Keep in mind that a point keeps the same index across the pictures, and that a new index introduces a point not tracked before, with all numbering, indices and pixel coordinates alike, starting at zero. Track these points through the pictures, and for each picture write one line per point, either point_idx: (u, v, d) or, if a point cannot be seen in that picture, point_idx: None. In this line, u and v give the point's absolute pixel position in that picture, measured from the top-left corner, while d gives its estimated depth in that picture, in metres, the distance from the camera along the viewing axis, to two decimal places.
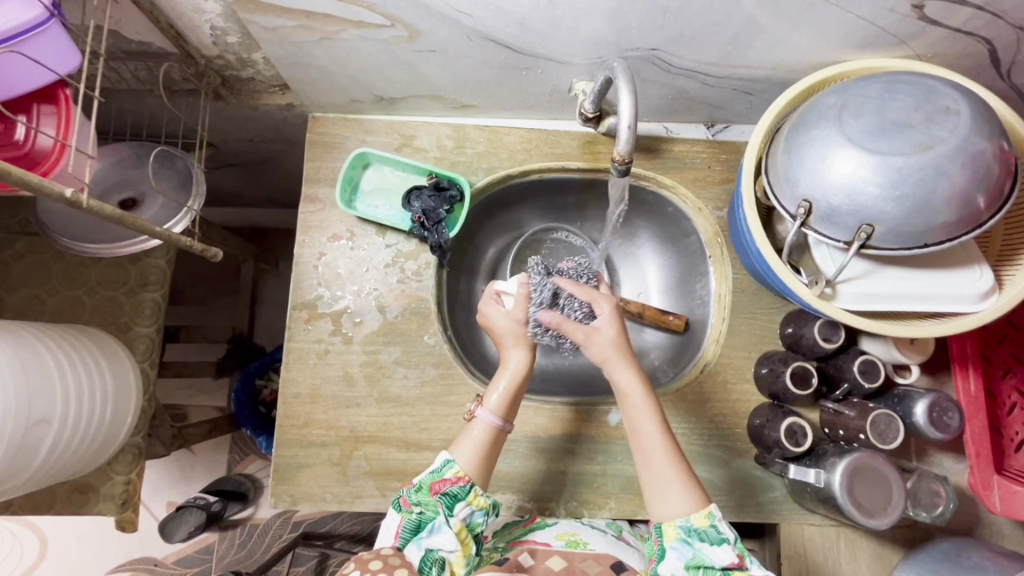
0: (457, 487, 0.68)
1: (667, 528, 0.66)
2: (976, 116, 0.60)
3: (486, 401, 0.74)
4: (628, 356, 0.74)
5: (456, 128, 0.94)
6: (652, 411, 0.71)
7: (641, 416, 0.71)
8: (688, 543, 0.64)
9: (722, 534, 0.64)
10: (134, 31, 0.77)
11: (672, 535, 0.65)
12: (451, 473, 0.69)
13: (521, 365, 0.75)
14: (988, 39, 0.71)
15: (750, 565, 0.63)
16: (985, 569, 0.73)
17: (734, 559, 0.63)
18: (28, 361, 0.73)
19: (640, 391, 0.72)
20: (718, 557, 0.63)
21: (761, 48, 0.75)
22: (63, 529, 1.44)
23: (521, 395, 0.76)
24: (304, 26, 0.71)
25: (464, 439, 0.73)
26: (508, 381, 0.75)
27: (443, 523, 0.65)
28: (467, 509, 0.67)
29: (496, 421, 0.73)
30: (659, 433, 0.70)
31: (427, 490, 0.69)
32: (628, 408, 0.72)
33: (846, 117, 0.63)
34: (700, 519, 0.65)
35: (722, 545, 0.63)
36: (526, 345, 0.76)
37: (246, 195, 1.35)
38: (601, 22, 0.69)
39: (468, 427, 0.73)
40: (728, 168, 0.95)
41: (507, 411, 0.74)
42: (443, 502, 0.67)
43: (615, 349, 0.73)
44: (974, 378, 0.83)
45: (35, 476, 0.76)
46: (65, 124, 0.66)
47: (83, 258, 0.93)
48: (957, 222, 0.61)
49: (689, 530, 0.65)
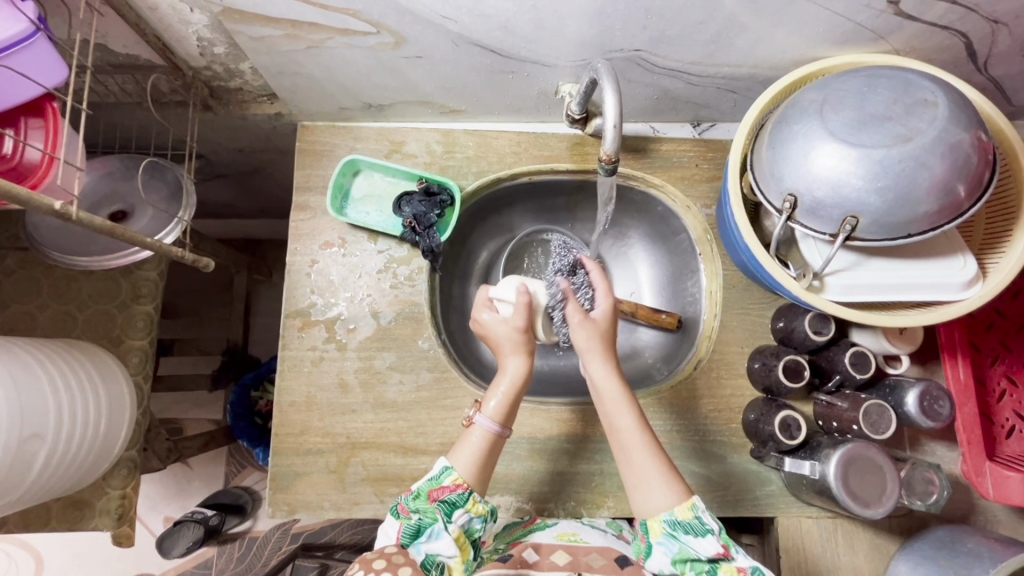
0: (457, 494, 0.68)
1: (653, 523, 0.66)
2: (953, 108, 0.61)
3: (485, 407, 0.74)
4: (608, 352, 0.76)
5: (445, 134, 0.95)
6: (630, 407, 0.72)
7: (618, 412, 0.71)
8: (673, 537, 0.65)
9: (707, 525, 0.64)
10: (121, 44, 0.78)
11: (657, 530, 0.66)
12: (450, 480, 0.69)
13: (520, 369, 0.75)
14: (964, 32, 0.72)
15: (736, 553, 0.64)
16: (980, 555, 0.74)
17: (719, 550, 0.63)
18: (20, 376, 0.73)
19: (616, 388, 0.73)
20: (703, 549, 0.64)
21: (742, 47, 0.76)
22: (58, 548, 1.43)
23: (518, 400, 0.76)
24: (291, 35, 0.71)
25: (462, 445, 0.73)
26: (507, 387, 0.74)
27: (441, 529, 0.65)
28: (465, 516, 0.67)
29: (495, 428, 0.72)
30: (638, 429, 0.71)
31: (425, 497, 0.68)
32: (605, 405, 0.73)
33: (827, 111, 0.64)
34: (683, 512, 0.65)
35: (706, 536, 0.64)
36: (525, 352, 0.76)
37: (237, 206, 1.36)
38: (584, 24, 0.70)
39: (466, 433, 0.73)
40: (715, 166, 0.96)
41: (506, 416, 0.74)
42: (442, 509, 0.67)
43: (599, 342, 0.75)
44: (963, 366, 0.84)
45: (29, 491, 0.75)
46: (53, 137, 0.66)
47: (74, 272, 0.93)
48: (939, 212, 0.62)
49: (675, 523, 0.65)
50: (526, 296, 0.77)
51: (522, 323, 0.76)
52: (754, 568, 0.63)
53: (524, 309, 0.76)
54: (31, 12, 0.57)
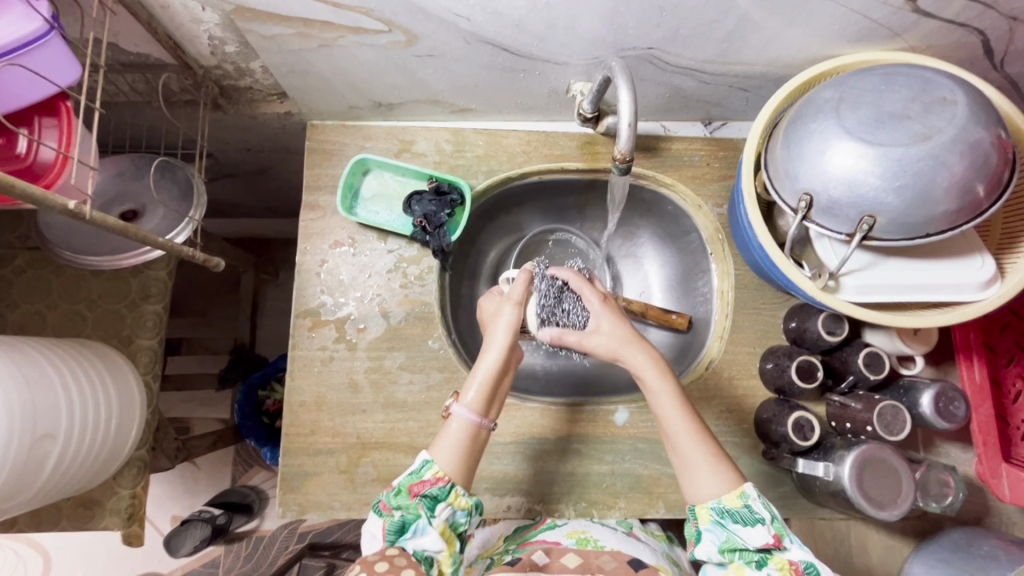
0: (437, 487, 0.67)
1: (700, 510, 0.65)
2: (973, 106, 0.60)
3: (463, 398, 0.72)
4: (639, 340, 0.72)
5: (454, 132, 0.94)
6: (673, 394, 0.69)
7: (663, 400, 0.69)
8: (722, 525, 0.63)
9: (756, 513, 0.63)
10: (132, 43, 0.78)
11: (705, 517, 0.65)
12: (430, 474, 0.67)
13: (497, 355, 0.72)
14: (981, 30, 0.72)
15: (790, 544, 0.62)
16: (997, 558, 0.73)
17: (769, 540, 0.61)
18: (33, 377, 0.73)
19: (656, 374, 0.70)
20: (752, 538, 0.62)
21: (756, 45, 0.75)
22: (66, 546, 1.43)
23: (500, 389, 0.75)
24: (302, 33, 0.71)
25: (442, 438, 0.71)
26: (483, 377, 0.72)
27: (425, 525, 0.64)
28: (448, 510, 0.66)
29: (475, 419, 0.71)
30: (682, 414, 0.69)
31: (406, 492, 0.67)
32: (648, 393, 0.70)
33: (843, 109, 0.63)
34: (732, 500, 0.64)
35: (756, 526, 0.62)
36: (512, 332, 0.74)
37: (245, 205, 1.36)
38: (597, 22, 0.70)
39: (446, 425, 0.72)
40: (726, 165, 0.96)
41: (485, 405, 0.72)
42: (425, 504, 0.66)
43: (626, 342, 0.71)
44: (978, 367, 0.83)
45: (40, 492, 0.75)
46: (68, 136, 0.66)
47: (84, 272, 0.93)
48: (958, 211, 0.61)
49: (722, 511, 0.64)
50: (528, 275, 0.77)
51: (520, 297, 0.75)
52: (807, 560, 0.61)
53: (523, 283, 0.76)
54: (46, 11, 0.57)
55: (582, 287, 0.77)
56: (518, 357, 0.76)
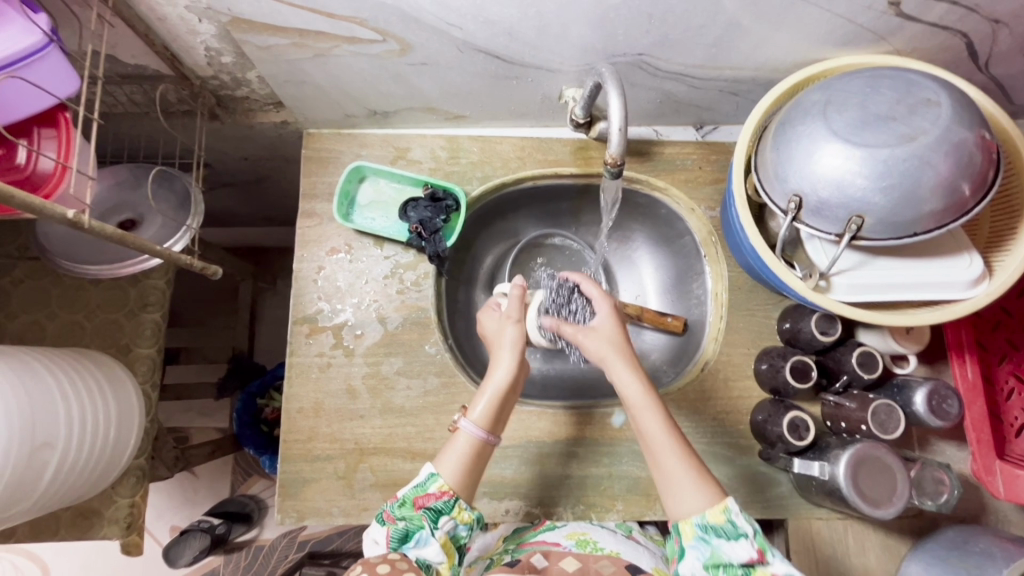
0: (441, 501, 0.67)
1: (684, 526, 0.64)
2: (957, 108, 0.62)
3: (470, 412, 0.72)
4: (627, 356, 0.73)
5: (449, 139, 0.95)
6: (656, 411, 0.70)
7: (645, 415, 0.70)
8: (706, 542, 0.63)
9: (739, 529, 0.62)
10: (130, 55, 0.79)
11: (688, 533, 0.64)
12: (434, 488, 0.68)
13: (507, 371, 0.74)
14: (965, 32, 0.73)
15: (773, 557, 0.62)
16: (993, 554, 0.73)
17: (753, 554, 0.61)
18: (31, 386, 0.73)
19: (640, 392, 0.71)
20: (736, 553, 0.61)
21: (745, 50, 0.77)
22: (64, 558, 1.43)
23: (507, 407, 0.75)
24: (297, 43, 0.72)
25: (449, 450, 0.71)
26: (492, 392, 0.73)
27: (428, 536, 0.65)
28: (451, 522, 0.67)
29: (482, 434, 0.71)
30: (665, 430, 0.69)
31: (410, 504, 0.68)
32: (632, 410, 0.71)
33: (831, 112, 0.64)
34: (715, 516, 0.63)
35: (739, 540, 0.62)
36: (516, 353, 0.74)
37: (242, 214, 1.37)
38: (588, 29, 0.71)
39: (453, 437, 0.72)
40: (718, 168, 0.97)
41: (492, 422, 0.73)
42: (428, 516, 0.66)
43: (613, 348, 0.74)
44: (971, 365, 0.84)
45: (39, 502, 0.75)
46: (66, 147, 0.67)
47: (83, 282, 0.94)
48: (944, 210, 0.62)
49: (706, 527, 0.63)
50: (520, 290, 0.80)
51: (518, 315, 0.78)
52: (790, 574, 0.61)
53: (518, 299, 0.79)
54: (44, 24, 0.58)
55: (583, 281, 0.80)
56: (525, 376, 0.77)
